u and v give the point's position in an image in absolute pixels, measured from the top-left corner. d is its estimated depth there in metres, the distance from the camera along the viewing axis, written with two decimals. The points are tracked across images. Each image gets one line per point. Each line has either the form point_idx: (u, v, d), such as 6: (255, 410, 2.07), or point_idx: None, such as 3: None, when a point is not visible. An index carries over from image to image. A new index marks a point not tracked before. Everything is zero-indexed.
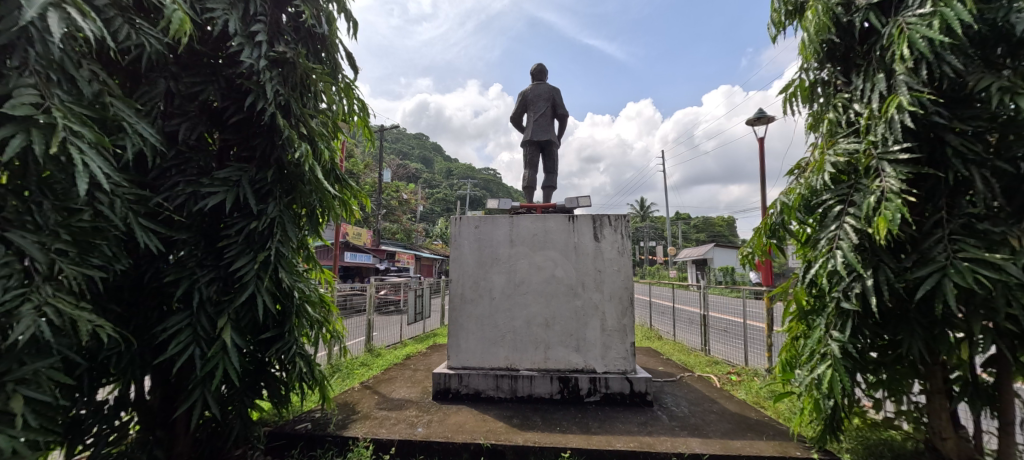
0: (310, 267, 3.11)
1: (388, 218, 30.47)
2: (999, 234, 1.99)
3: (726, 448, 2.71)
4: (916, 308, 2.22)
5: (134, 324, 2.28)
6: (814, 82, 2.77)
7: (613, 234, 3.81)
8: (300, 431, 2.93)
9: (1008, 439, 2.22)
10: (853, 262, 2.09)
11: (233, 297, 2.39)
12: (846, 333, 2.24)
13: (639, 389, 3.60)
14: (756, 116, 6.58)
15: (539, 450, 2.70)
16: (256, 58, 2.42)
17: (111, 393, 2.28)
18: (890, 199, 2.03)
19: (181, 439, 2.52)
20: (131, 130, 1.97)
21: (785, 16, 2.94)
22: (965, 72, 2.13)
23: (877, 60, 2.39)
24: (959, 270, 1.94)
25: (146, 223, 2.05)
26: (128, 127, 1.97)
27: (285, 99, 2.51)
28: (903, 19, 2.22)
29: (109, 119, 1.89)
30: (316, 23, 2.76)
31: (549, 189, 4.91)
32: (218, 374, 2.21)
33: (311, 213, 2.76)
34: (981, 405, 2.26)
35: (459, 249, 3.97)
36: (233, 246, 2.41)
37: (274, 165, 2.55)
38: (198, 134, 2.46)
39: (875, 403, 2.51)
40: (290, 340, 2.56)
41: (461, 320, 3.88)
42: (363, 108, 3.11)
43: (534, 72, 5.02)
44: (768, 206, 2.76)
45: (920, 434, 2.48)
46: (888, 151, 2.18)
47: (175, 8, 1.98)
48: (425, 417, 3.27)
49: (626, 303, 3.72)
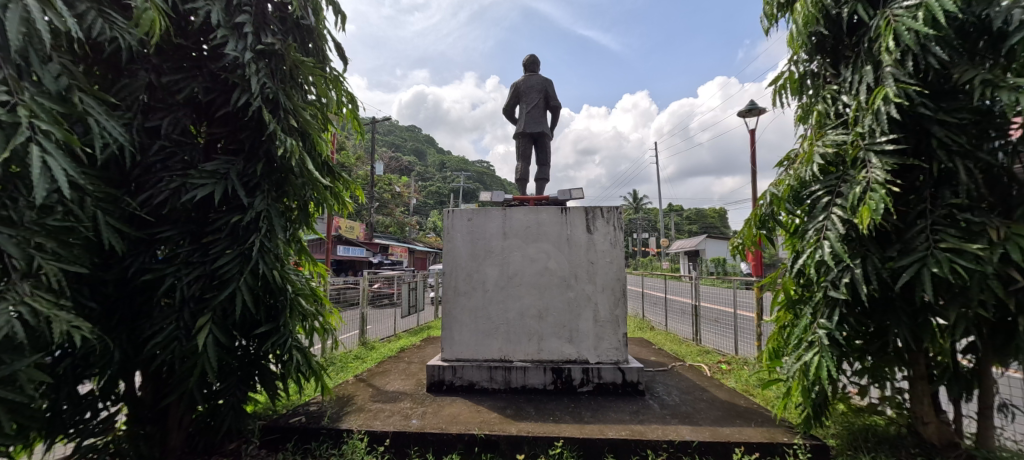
0: (301, 259, 3.08)
1: (382, 212, 30.35)
2: (979, 224, 2.03)
3: (716, 435, 2.74)
4: (900, 295, 2.26)
5: (117, 319, 2.27)
6: (804, 73, 2.79)
7: (606, 226, 3.82)
8: (295, 424, 2.90)
9: (987, 423, 2.30)
10: (841, 252, 2.12)
11: (219, 293, 2.35)
12: (833, 321, 2.29)
13: (631, 379, 3.66)
14: (747, 108, 6.62)
15: (533, 440, 2.74)
16: (242, 50, 2.39)
17: (96, 386, 2.27)
18: (876, 189, 2.06)
19: (174, 433, 2.53)
20: (102, 128, 1.94)
21: (776, 8, 2.95)
22: (949, 64, 2.16)
23: (864, 52, 2.42)
24: (938, 260, 1.98)
25: (113, 222, 2.03)
26: (100, 124, 1.94)
27: (274, 92, 2.47)
28: (891, 11, 2.24)
29: (81, 115, 1.86)
30: (303, 15, 2.72)
31: (541, 181, 4.92)
32: (197, 371, 2.20)
33: (303, 207, 2.74)
34: (961, 389, 2.34)
35: (452, 241, 3.96)
36: (221, 242, 2.40)
37: (265, 159, 2.52)
38: (183, 127, 2.42)
39: (860, 389, 2.57)
40: (285, 333, 2.55)
41: (455, 313, 3.90)
42: (353, 100, 3.08)
43: (527, 63, 4.99)
44: (758, 197, 2.79)
45: (904, 419, 2.55)
46: (875, 142, 2.22)
47: (147, 7, 1.95)
48: (420, 409, 3.29)
49: (619, 294, 3.76)
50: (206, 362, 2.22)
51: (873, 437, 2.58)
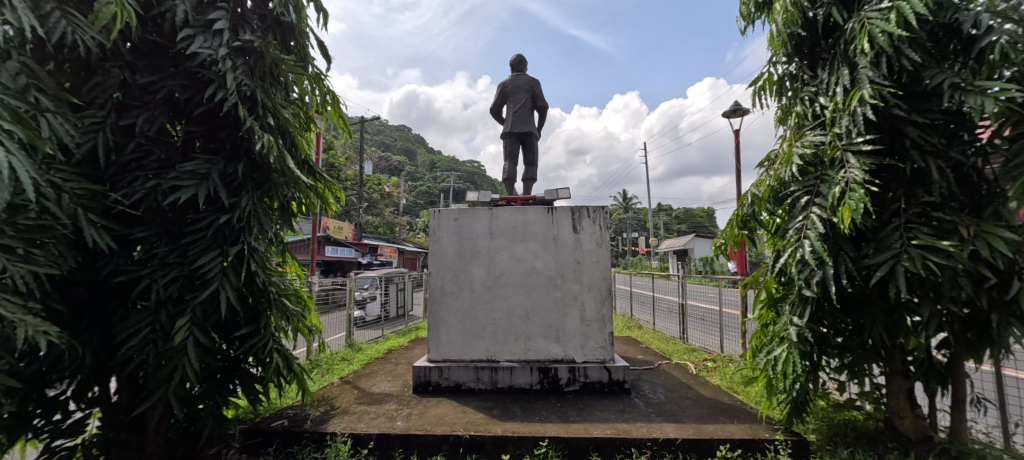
0: (284, 260, 3.03)
1: (371, 212, 30.09)
2: (950, 222, 2.07)
3: (699, 432, 2.78)
4: (877, 293, 2.31)
5: (88, 321, 2.21)
6: (783, 75, 2.82)
7: (592, 226, 3.84)
8: (277, 428, 2.86)
9: (960, 416, 2.35)
10: (820, 251, 2.16)
11: (199, 293, 2.31)
12: (805, 319, 2.36)
13: (617, 377, 3.68)
14: (732, 108, 6.70)
15: (518, 440, 2.74)
16: (216, 47, 2.34)
17: (68, 388, 2.21)
18: (854, 189, 2.09)
19: (152, 440, 2.45)
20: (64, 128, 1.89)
21: (754, 9, 2.98)
22: (921, 67, 2.21)
23: (841, 53, 2.45)
24: (912, 257, 2.02)
25: (97, 219, 2.00)
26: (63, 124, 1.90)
27: (251, 89, 2.41)
28: (865, 14, 2.28)
29: (37, 113, 1.79)
30: (283, 12, 2.68)
31: (528, 181, 4.91)
32: (176, 374, 2.15)
33: (286, 206, 2.70)
34: (936, 384, 2.40)
35: (439, 241, 3.94)
36: (200, 242, 2.33)
37: (245, 158, 2.48)
38: (160, 126, 2.36)
39: (839, 385, 2.61)
40: (266, 335, 2.51)
41: (442, 313, 3.88)
42: (337, 98, 3.03)
43: (514, 63, 4.98)
44: (740, 197, 2.82)
45: (880, 414, 2.60)
46: (852, 143, 2.25)
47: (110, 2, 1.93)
48: (405, 410, 3.26)
49: (605, 293, 3.77)
50: (187, 364, 2.18)
51: (852, 432, 2.63)
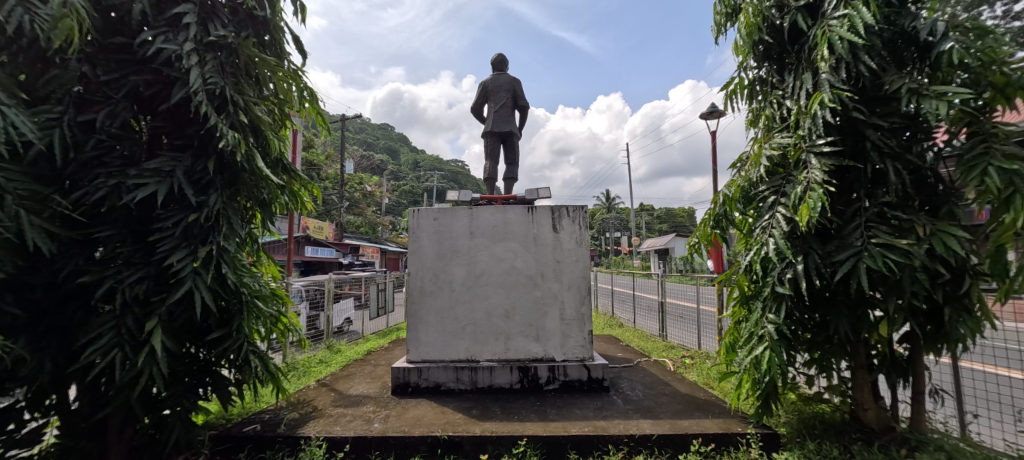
0: (259, 260, 2.97)
1: (352, 212, 29.65)
2: (908, 222, 2.15)
3: (675, 428, 2.82)
4: (843, 290, 2.39)
5: (45, 326, 2.11)
6: (753, 80, 2.89)
7: (571, 225, 3.86)
8: (248, 433, 2.80)
9: (920, 407, 2.45)
10: (784, 249, 2.23)
11: (167, 295, 2.23)
12: (780, 316, 2.40)
13: (596, 375, 3.71)
14: (709, 109, 6.84)
15: (496, 440, 2.74)
16: (182, 42, 2.27)
17: (21, 396, 2.14)
18: (814, 189, 2.17)
19: (115, 447, 2.35)
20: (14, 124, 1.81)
21: (725, 17, 3.05)
22: (880, 73, 2.29)
23: (804, 60, 2.53)
24: (872, 254, 2.10)
25: (42, 223, 1.91)
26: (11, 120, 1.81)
27: (220, 87, 2.34)
28: (825, 22, 2.36)
29: None
30: (257, 6, 2.61)
31: (509, 181, 4.92)
32: (143, 380, 2.08)
33: (259, 205, 2.64)
34: (898, 376, 2.50)
35: (418, 241, 3.90)
36: (166, 241, 2.25)
37: (214, 156, 2.41)
38: (123, 121, 2.27)
39: (808, 379, 2.69)
40: (239, 338, 2.44)
41: (422, 314, 3.84)
42: (313, 96, 2.98)
43: (495, 63, 4.98)
44: (712, 197, 2.89)
45: (846, 406, 2.70)
46: (815, 145, 2.32)
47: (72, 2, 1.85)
48: (383, 412, 3.22)
49: (584, 292, 3.81)
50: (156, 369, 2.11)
51: (821, 424, 2.71)
